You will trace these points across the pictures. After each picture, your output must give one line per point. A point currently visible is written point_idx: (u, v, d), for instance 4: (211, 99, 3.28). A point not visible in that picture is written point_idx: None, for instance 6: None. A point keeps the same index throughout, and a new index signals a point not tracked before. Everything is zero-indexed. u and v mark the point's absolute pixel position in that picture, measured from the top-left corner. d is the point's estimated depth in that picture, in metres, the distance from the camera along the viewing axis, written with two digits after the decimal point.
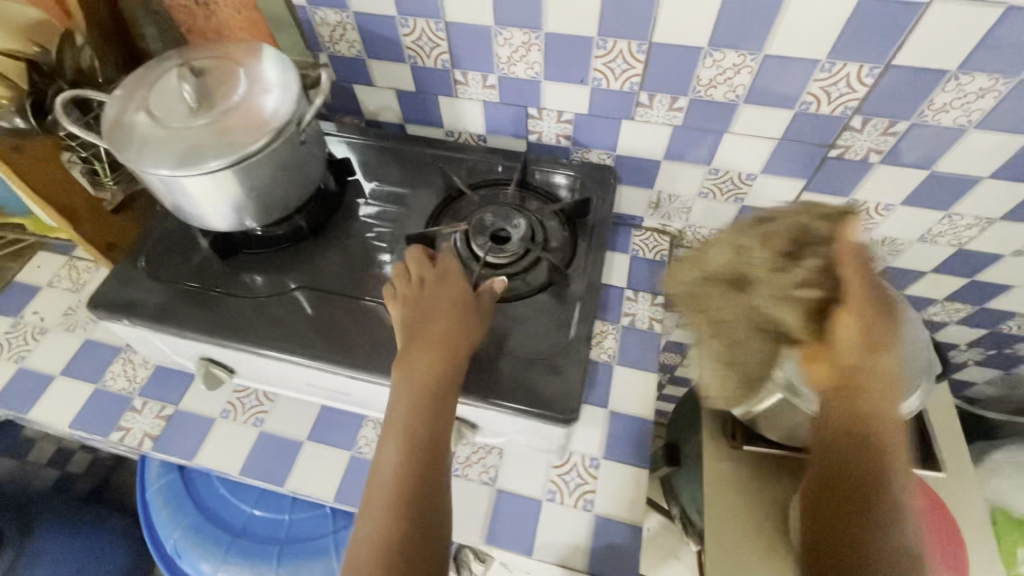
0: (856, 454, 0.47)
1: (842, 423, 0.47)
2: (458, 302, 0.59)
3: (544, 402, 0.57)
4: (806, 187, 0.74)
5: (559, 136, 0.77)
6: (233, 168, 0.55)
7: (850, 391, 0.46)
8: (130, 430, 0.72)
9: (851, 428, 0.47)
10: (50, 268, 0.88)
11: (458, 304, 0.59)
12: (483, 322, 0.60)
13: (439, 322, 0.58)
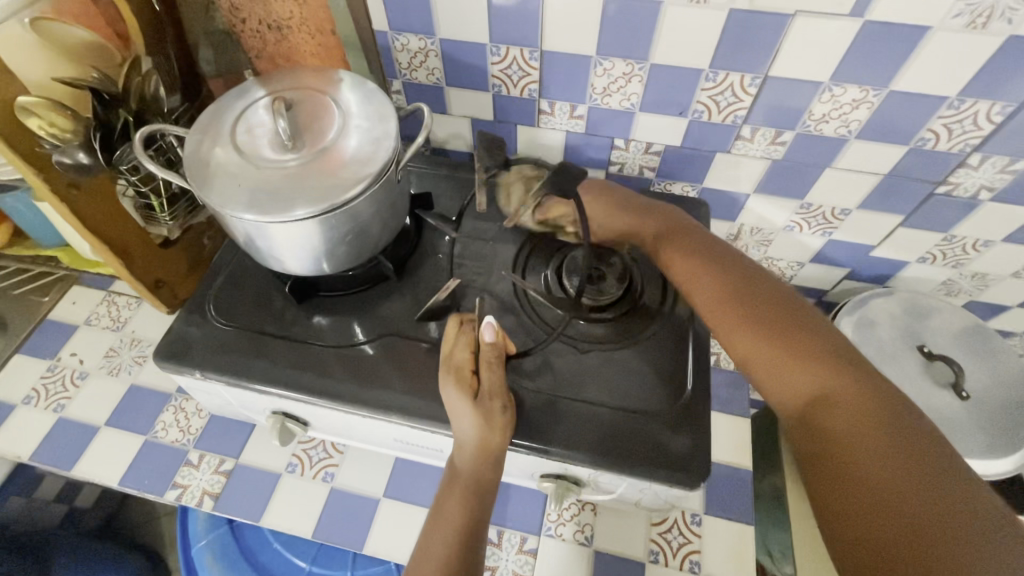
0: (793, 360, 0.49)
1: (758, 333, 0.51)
2: (482, 404, 0.51)
3: (670, 462, 0.53)
4: (904, 223, 0.71)
5: (643, 167, 0.73)
6: (332, 212, 0.51)
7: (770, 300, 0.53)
8: (188, 488, 0.66)
9: (783, 330, 0.51)
10: (88, 305, 0.81)
11: (482, 407, 0.51)
12: (502, 394, 0.53)
13: (467, 436, 0.51)
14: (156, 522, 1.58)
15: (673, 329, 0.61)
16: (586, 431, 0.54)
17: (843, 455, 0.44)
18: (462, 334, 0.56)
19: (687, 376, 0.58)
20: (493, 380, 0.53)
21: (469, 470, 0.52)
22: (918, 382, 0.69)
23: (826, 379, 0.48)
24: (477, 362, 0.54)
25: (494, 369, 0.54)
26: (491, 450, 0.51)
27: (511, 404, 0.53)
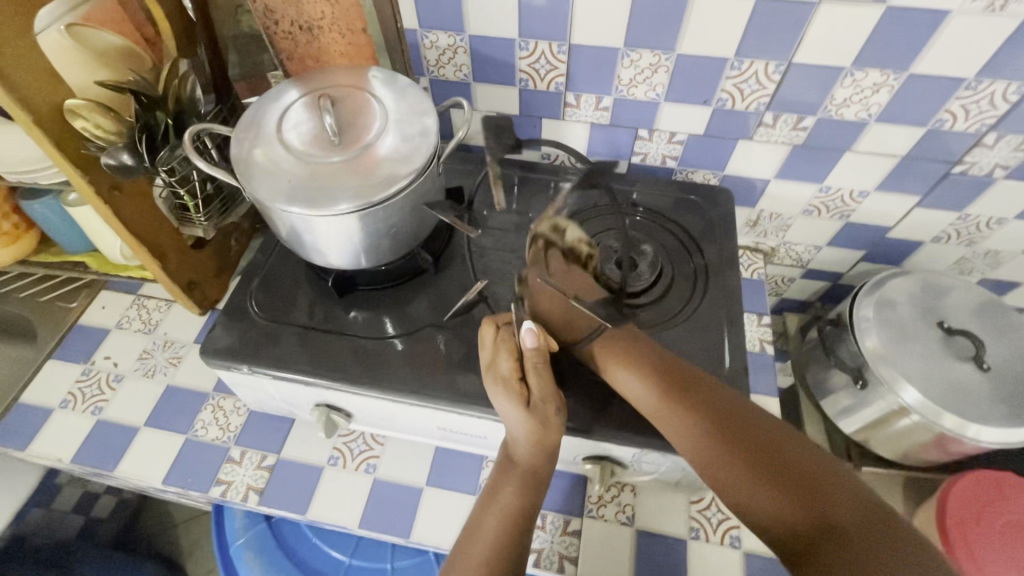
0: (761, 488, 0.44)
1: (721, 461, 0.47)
2: (534, 411, 0.52)
3: None
4: (919, 203, 0.73)
5: (665, 156, 0.75)
6: (382, 204, 0.52)
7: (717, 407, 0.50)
8: (232, 484, 0.67)
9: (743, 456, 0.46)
10: (117, 309, 0.82)
11: (536, 412, 0.52)
12: (551, 399, 0.52)
13: (520, 434, 0.52)
14: (173, 528, 1.58)
15: (707, 313, 0.63)
16: (631, 410, 0.56)
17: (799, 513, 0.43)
18: (505, 336, 0.55)
19: (726, 355, 0.59)
20: (542, 385, 0.52)
21: (525, 460, 0.53)
22: (939, 359, 0.71)
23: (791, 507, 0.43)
24: (521, 367, 0.53)
25: (541, 373, 0.52)
26: (545, 447, 0.52)
27: (562, 404, 0.53)
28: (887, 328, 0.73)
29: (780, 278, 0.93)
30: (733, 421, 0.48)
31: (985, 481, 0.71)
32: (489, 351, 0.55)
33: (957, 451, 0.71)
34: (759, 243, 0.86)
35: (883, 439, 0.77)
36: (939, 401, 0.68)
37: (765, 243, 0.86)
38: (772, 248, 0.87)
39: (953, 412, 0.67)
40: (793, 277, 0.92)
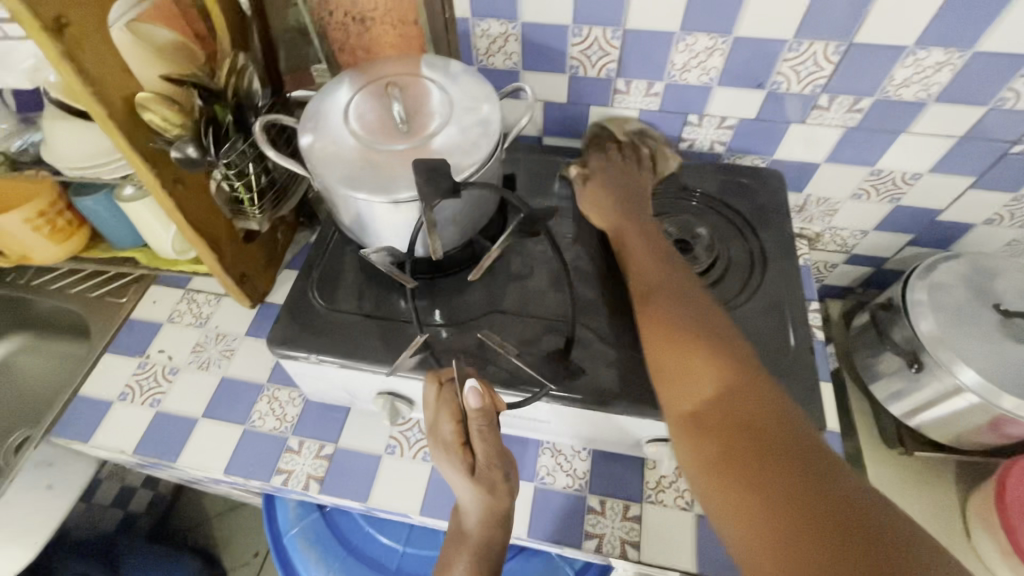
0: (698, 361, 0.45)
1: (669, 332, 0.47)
2: (480, 480, 0.50)
3: None
4: (974, 184, 0.72)
5: (714, 141, 0.74)
6: None
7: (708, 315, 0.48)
8: (293, 473, 0.68)
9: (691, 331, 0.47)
10: (168, 303, 0.83)
11: (482, 481, 0.50)
12: (497, 464, 0.50)
13: (472, 504, 0.52)
14: (209, 521, 1.60)
15: (768, 294, 0.63)
16: None
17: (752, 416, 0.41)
18: (438, 396, 0.53)
19: (789, 336, 0.59)
20: (485, 452, 0.50)
21: (477, 533, 0.53)
22: (997, 341, 0.70)
23: (723, 383, 0.43)
24: (459, 431, 0.51)
25: (485, 438, 0.49)
26: (497, 515, 0.52)
27: (509, 467, 0.51)
28: (941, 311, 0.72)
29: (823, 264, 0.92)
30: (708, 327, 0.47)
31: None
32: (429, 414, 0.53)
33: (1015, 434, 0.70)
34: (804, 228, 0.86)
35: (937, 423, 0.76)
36: (999, 383, 0.67)
37: (811, 229, 0.86)
38: (817, 233, 0.86)
39: (1013, 394, 0.66)
40: (837, 262, 0.92)
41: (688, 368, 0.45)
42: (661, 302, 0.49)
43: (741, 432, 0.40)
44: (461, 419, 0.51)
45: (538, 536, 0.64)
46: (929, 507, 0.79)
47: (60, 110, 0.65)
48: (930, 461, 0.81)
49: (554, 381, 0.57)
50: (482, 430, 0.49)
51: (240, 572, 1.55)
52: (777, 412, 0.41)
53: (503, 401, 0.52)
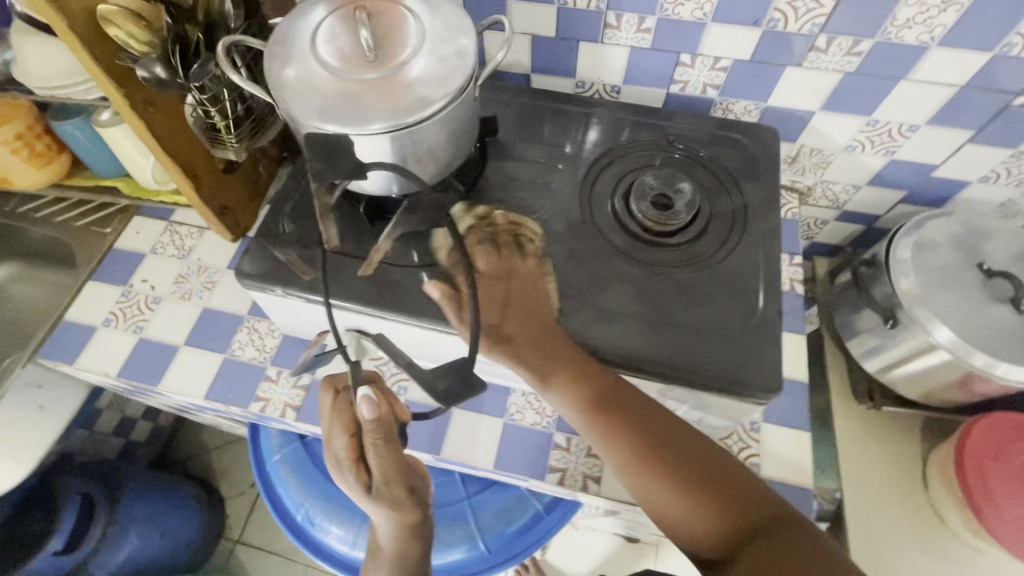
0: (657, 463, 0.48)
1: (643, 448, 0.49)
2: (379, 496, 0.52)
3: (740, 379, 0.55)
4: (972, 139, 0.70)
5: (706, 85, 0.72)
6: (400, 130, 0.51)
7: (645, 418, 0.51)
8: (270, 401, 0.70)
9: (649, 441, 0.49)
10: (151, 234, 0.83)
11: (382, 495, 0.52)
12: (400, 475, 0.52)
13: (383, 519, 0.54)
14: (207, 454, 1.67)
15: (744, 254, 0.62)
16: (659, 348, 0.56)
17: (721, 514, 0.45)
18: (334, 414, 0.54)
19: (758, 295, 0.59)
20: (383, 467, 0.52)
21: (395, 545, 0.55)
22: (974, 300, 0.70)
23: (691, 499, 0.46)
24: (353, 444, 0.53)
25: (380, 452, 0.51)
26: (411, 526, 0.54)
27: (412, 481, 0.53)
28: (923, 269, 0.72)
29: (813, 220, 0.91)
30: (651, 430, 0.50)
31: (1004, 425, 0.69)
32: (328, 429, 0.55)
33: (982, 392, 0.71)
34: (795, 182, 0.84)
35: (907, 381, 0.77)
36: (972, 341, 0.68)
37: (802, 182, 0.84)
38: (808, 187, 0.85)
39: (984, 352, 0.67)
40: (827, 219, 0.90)
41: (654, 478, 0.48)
42: (613, 411, 0.51)
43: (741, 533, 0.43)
44: (354, 431, 0.54)
45: (503, 468, 0.66)
46: (893, 459, 0.80)
47: (31, 26, 0.63)
48: (900, 418, 0.82)
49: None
50: (378, 446, 0.50)
51: (237, 501, 1.62)
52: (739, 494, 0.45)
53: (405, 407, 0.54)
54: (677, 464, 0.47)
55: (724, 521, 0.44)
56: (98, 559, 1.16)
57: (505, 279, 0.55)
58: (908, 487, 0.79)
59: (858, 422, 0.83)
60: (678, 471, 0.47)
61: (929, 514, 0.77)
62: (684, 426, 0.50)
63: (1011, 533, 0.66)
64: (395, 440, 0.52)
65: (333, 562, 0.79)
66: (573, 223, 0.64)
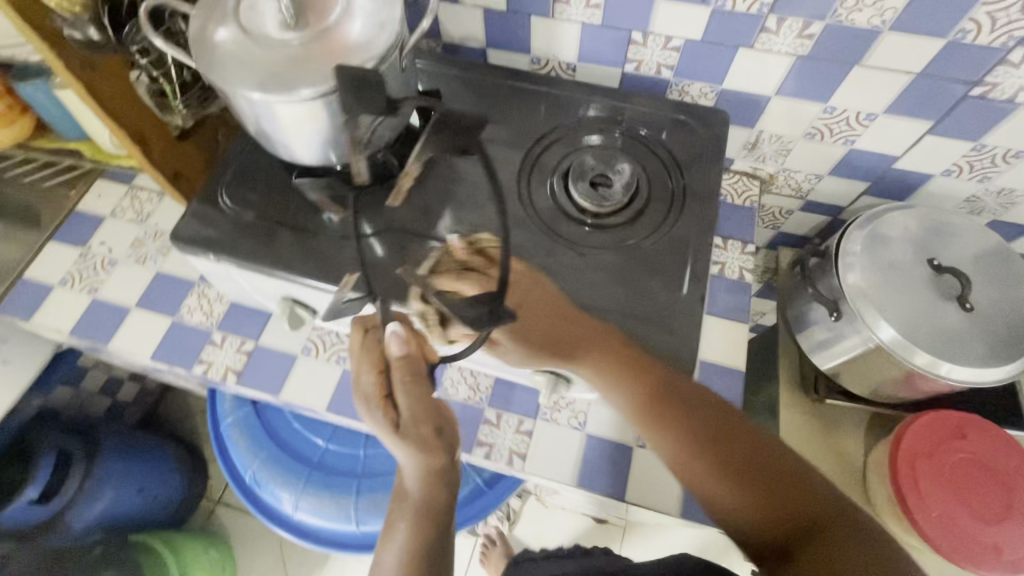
0: (693, 443, 0.54)
1: (677, 425, 0.55)
2: (409, 431, 0.55)
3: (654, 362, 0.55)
4: (931, 130, 0.68)
5: (660, 65, 0.70)
6: (325, 99, 0.51)
7: (683, 399, 0.56)
8: (212, 364, 0.71)
9: (688, 412, 0.55)
10: (113, 197, 0.85)
11: (410, 430, 0.56)
12: (428, 414, 0.57)
13: (411, 460, 0.56)
14: (192, 416, 1.72)
15: (676, 239, 0.61)
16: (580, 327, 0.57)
17: (765, 487, 0.51)
18: (364, 352, 0.58)
19: (685, 281, 0.59)
20: (411, 402, 0.56)
21: (418, 492, 0.56)
22: (920, 296, 0.69)
23: (723, 474, 0.52)
24: (384, 381, 0.57)
25: (407, 384, 0.56)
26: (437, 469, 0.56)
27: (438, 422, 0.57)
28: (871, 263, 0.71)
29: (778, 209, 0.89)
30: (683, 406, 0.55)
31: (944, 425, 0.69)
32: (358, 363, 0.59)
33: (925, 388, 0.71)
34: (756, 168, 0.82)
35: (852, 376, 0.77)
36: (914, 339, 0.67)
37: (763, 169, 0.82)
38: (770, 175, 0.83)
39: (927, 351, 0.66)
40: (792, 209, 0.89)
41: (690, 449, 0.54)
42: (651, 387, 0.55)
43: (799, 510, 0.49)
44: (383, 368, 0.58)
45: None
46: (834, 453, 0.80)
47: None
48: (847, 412, 0.82)
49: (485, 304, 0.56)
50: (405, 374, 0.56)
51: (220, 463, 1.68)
52: (765, 465, 0.52)
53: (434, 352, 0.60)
54: (706, 442, 0.54)
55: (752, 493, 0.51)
56: (75, 510, 1.21)
57: (531, 283, 0.59)
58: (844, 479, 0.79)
59: (804, 414, 0.83)
60: (722, 452, 0.53)
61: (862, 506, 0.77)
62: (712, 410, 0.56)
63: (939, 531, 0.65)
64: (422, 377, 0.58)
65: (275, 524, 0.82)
66: (509, 201, 0.64)
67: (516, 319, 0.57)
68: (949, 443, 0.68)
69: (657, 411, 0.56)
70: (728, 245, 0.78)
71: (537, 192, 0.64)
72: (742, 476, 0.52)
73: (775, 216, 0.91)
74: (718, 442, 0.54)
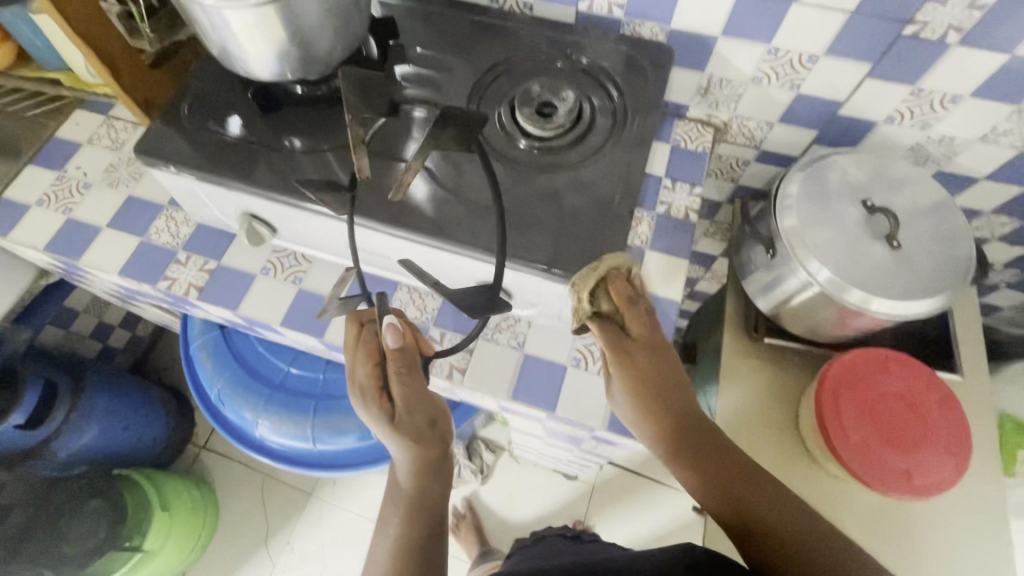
0: (704, 471, 0.57)
1: (703, 453, 0.57)
2: (402, 424, 0.57)
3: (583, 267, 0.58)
4: (870, 73, 0.70)
5: (611, 4, 0.72)
6: (273, 7, 0.53)
7: (704, 430, 0.58)
8: (176, 280, 0.75)
9: (710, 444, 0.58)
10: (90, 126, 0.88)
11: (403, 428, 0.57)
12: (422, 412, 0.58)
13: (402, 456, 0.58)
14: (180, 366, 1.77)
15: (613, 161, 0.64)
16: (519, 240, 0.59)
17: (773, 519, 0.53)
18: (369, 338, 0.60)
19: (618, 195, 0.62)
20: (405, 398, 0.57)
21: (412, 487, 0.58)
22: (853, 234, 0.71)
23: (727, 500, 0.55)
24: (378, 376, 0.59)
25: (403, 380, 0.58)
26: (429, 464, 0.58)
27: (434, 416, 0.59)
28: (810, 202, 0.73)
29: (735, 160, 0.91)
30: (701, 434, 0.58)
31: (871, 359, 0.73)
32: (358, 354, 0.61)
33: (856, 326, 0.74)
34: (711, 116, 0.84)
35: (792, 316, 0.79)
36: (848, 277, 0.68)
37: (717, 116, 0.84)
38: (725, 123, 0.85)
39: (859, 288, 0.68)
40: (747, 159, 0.91)
41: (705, 466, 0.57)
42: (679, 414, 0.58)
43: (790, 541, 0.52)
44: (377, 364, 0.59)
45: None
46: (773, 392, 0.83)
47: None
48: (786, 352, 0.85)
49: (540, 258, 0.58)
50: (399, 370, 0.57)
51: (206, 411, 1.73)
52: (780, 504, 0.54)
53: (429, 348, 0.62)
54: (723, 475, 0.56)
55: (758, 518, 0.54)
56: (61, 440, 1.27)
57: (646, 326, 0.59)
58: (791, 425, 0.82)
59: (749, 356, 0.85)
60: (738, 482, 0.56)
61: (789, 437, 0.81)
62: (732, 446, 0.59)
63: (857, 458, 0.69)
64: (416, 371, 0.59)
65: (239, 437, 0.87)
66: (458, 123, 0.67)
67: (620, 343, 0.58)
68: (874, 378, 0.71)
69: (675, 438, 0.58)
70: (678, 186, 0.80)
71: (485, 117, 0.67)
72: (751, 513, 0.54)
73: (732, 168, 0.94)
74: (732, 470, 0.57)
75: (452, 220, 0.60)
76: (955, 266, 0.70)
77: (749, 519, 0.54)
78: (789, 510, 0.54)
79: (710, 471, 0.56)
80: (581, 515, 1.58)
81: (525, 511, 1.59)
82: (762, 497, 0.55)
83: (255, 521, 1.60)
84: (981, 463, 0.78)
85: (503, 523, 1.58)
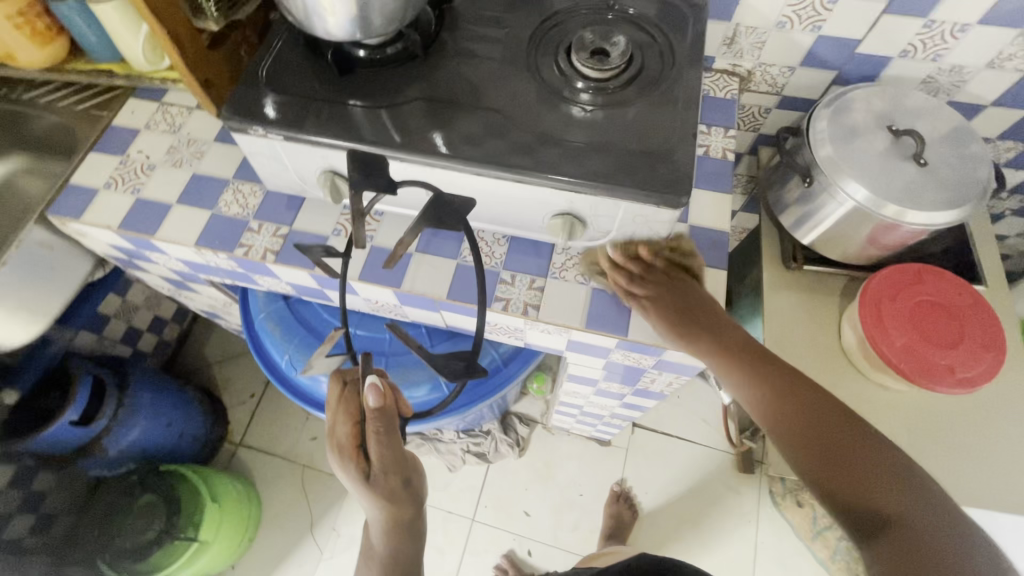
0: (804, 442, 0.59)
1: (798, 416, 0.60)
2: (376, 485, 0.65)
3: (660, 184, 0.63)
4: (887, 9, 0.76)
5: None
6: None
7: (807, 405, 0.61)
8: (252, 247, 0.79)
9: (802, 399, 0.61)
10: (144, 113, 0.91)
11: (376, 488, 0.66)
12: (393, 479, 0.66)
13: (377, 513, 0.68)
14: (208, 367, 1.79)
15: (668, 96, 0.70)
16: (601, 169, 0.64)
17: (869, 478, 0.54)
18: (345, 408, 0.70)
19: (678, 121, 0.67)
20: (382, 459, 0.66)
21: (385, 543, 0.69)
22: (884, 156, 0.77)
23: (816, 461, 0.57)
24: (356, 440, 0.68)
25: (381, 440, 0.66)
26: (399, 521, 0.68)
27: (405, 474, 0.67)
28: (842, 131, 0.79)
29: (757, 108, 0.98)
30: (805, 395, 0.61)
31: (906, 271, 0.79)
32: (335, 430, 0.69)
33: (891, 242, 0.80)
34: (736, 66, 0.90)
35: (832, 241, 0.85)
36: (885, 194, 0.74)
37: (742, 66, 0.90)
38: (749, 72, 0.91)
39: (896, 202, 0.74)
40: (769, 107, 0.97)
41: (802, 426, 0.60)
42: (791, 394, 0.62)
43: (874, 497, 0.53)
44: (357, 429, 0.69)
45: (456, 298, 0.76)
46: (814, 316, 0.89)
47: None
48: (823, 278, 0.91)
49: (628, 180, 0.63)
50: (377, 431, 0.65)
51: (238, 410, 1.74)
52: (887, 470, 0.54)
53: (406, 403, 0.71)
54: (812, 430, 0.59)
55: (854, 475, 0.55)
56: (112, 436, 1.29)
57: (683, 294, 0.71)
58: (824, 378, 0.86)
59: (787, 286, 0.91)
60: (844, 433, 0.57)
61: (836, 354, 0.87)
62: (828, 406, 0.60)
63: (905, 358, 0.75)
64: (394, 431, 0.67)
65: (312, 400, 0.92)
66: (520, 72, 0.72)
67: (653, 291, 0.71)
68: (912, 288, 0.78)
69: (777, 393, 0.63)
70: (713, 131, 0.86)
71: (542, 66, 0.72)
72: (852, 470, 0.55)
73: (755, 117, 1.00)
74: (847, 428, 0.58)
75: (531, 154, 0.65)
76: (981, 179, 0.76)
77: (838, 469, 0.56)
78: (872, 451, 0.56)
79: (799, 435, 0.59)
80: (617, 478, 1.62)
81: (562, 480, 1.63)
82: (864, 459, 0.55)
83: (297, 510, 1.62)
84: (1010, 364, 0.85)
85: (542, 493, 1.62)
